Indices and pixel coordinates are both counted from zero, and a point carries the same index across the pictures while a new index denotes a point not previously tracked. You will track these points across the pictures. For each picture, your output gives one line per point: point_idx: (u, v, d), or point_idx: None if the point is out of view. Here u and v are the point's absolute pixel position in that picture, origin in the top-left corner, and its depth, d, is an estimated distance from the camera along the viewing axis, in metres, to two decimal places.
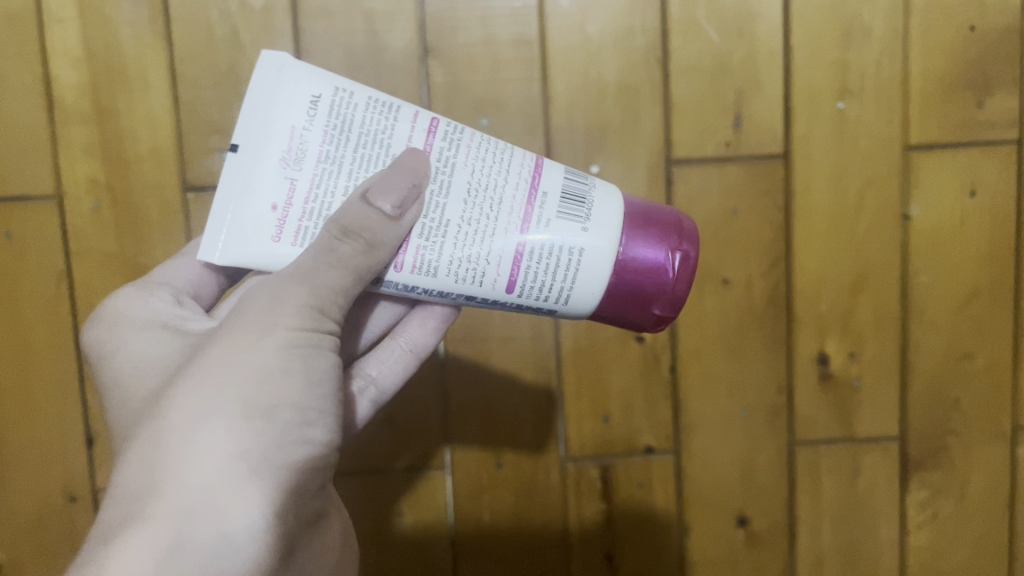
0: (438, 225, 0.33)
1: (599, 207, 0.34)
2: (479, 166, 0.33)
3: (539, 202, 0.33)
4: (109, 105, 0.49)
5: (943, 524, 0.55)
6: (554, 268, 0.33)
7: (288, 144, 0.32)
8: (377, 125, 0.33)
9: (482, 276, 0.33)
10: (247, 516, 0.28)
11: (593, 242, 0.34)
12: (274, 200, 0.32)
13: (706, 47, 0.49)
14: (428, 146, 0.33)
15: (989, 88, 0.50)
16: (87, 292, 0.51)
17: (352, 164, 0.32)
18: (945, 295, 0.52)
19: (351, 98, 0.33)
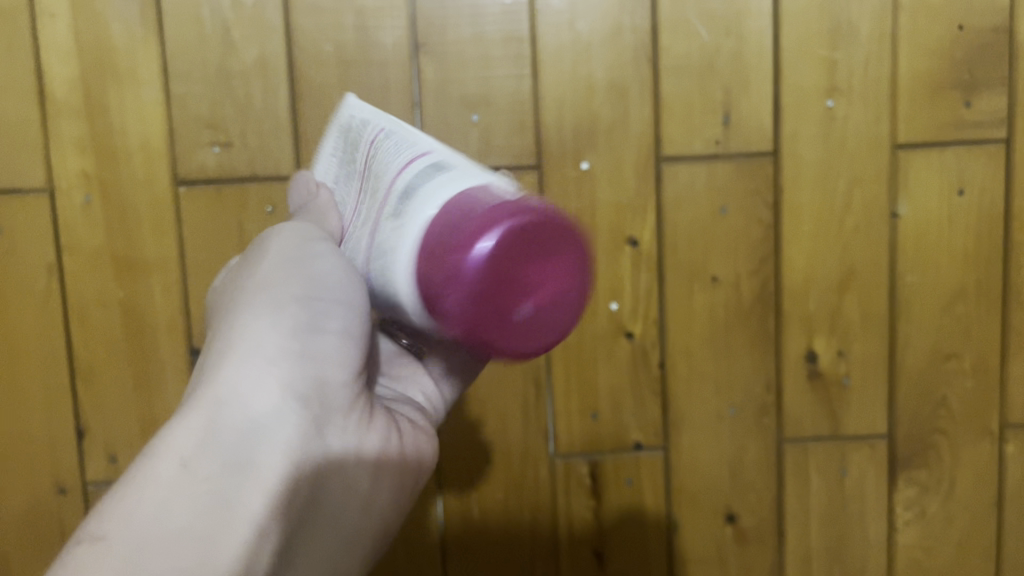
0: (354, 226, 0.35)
1: (431, 187, 0.29)
2: (378, 162, 0.34)
3: (389, 197, 0.31)
4: (100, 99, 0.49)
5: (930, 522, 0.55)
6: (377, 261, 0.31)
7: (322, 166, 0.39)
8: (356, 137, 0.37)
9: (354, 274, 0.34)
10: (265, 402, 0.31)
11: (404, 234, 0.29)
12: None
13: (695, 46, 0.50)
14: (369, 150, 0.35)
15: (977, 87, 0.51)
16: (78, 286, 0.51)
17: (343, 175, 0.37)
18: (933, 293, 0.52)
19: (354, 116, 0.38)
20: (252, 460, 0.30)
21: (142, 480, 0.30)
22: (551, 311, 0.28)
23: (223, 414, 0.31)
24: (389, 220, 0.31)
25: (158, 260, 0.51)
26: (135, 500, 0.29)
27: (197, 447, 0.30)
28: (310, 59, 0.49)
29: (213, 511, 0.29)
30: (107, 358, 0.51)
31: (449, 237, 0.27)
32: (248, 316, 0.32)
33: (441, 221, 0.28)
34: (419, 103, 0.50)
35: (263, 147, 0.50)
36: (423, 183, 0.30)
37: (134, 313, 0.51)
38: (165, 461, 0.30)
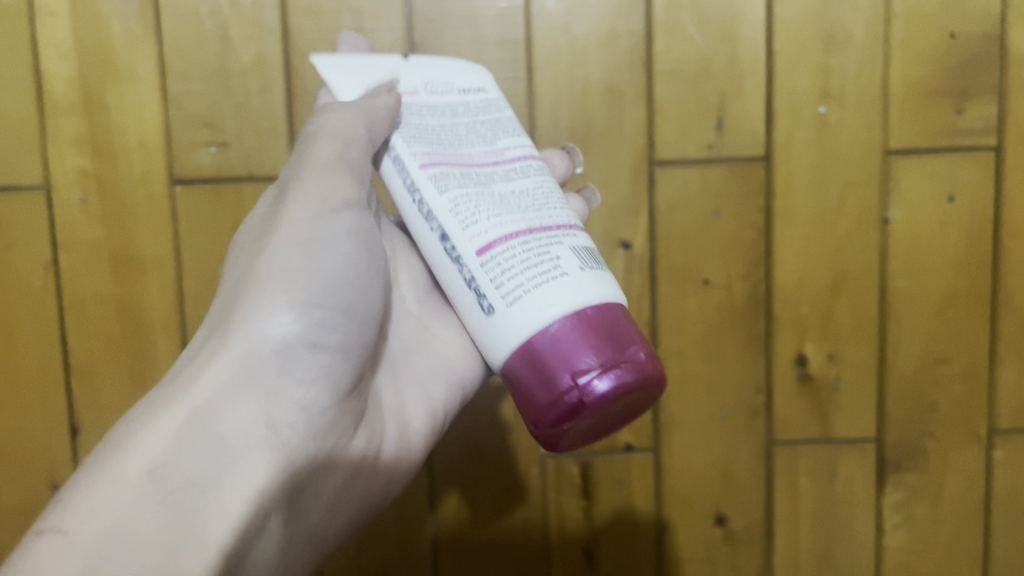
0: (482, 180, 0.35)
1: (603, 274, 0.34)
2: (541, 189, 0.36)
3: (563, 232, 0.34)
4: (98, 97, 0.50)
5: (918, 526, 0.55)
6: (530, 261, 0.33)
7: (437, 83, 0.38)
8: (504, 126, 0.38)
9: (470, 221, 0.34)
10: (235, 421, 0.33)
11: (576, 282, 0.32)
12: (394, 85, 0.37)
13: (690, 50, 0.50)
14: (518, 157, 0.37)
15: (969, 95, 0.51)
16: (74, 283, 0.51)
17: (466, 123, 0.37)
18: (923, 298, 0.53)
19: (504, 110, 0.39)
20: (217, 477, 0.32)
21: (114, 477, 0.31)
22: (605, 428, 0.34)
23: (197, 424, 0.32)
24: (563, 251, 0.33)
25: (154, 258, 0.51)
26: (99, 497, 0.30)
27: (176, 451, 0.32)
28: (308, 60, 0.50)
29: (176, 525, 0.30)
30: (104, 355, 0.52)
31: (623, 338, 0.32)
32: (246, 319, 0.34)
33: (592, 324, 0.32)
34: None
35: (260, 147, 0.50)
36: (602, 268, 0.34)
37: (130, 311, 0.51)
38: (136, 460, 0.31)
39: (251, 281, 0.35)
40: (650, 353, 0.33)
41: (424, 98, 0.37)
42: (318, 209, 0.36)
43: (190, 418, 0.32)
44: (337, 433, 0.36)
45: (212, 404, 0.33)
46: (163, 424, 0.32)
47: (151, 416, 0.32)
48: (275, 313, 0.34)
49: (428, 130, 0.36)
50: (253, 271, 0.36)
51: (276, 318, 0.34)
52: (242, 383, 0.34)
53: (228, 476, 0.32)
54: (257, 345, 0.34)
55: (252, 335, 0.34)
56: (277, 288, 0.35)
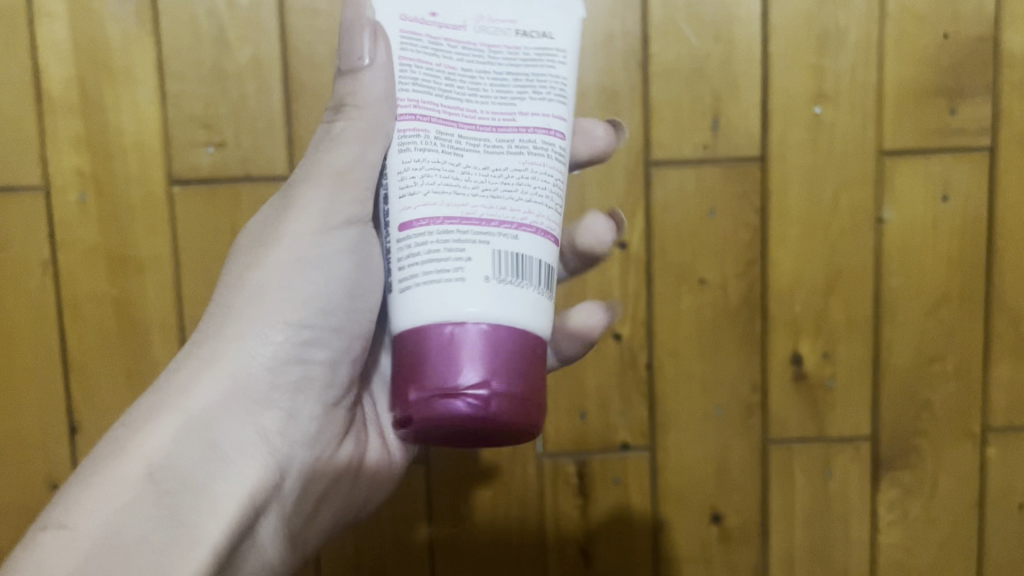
0: (454, 150, 0.31)
1: (522, 296, 0.31)
2: (527, 175, 0.32)
3: (509, 230, 0.31)
4: (96, 98, 0.50)
5: (912, 524, 0.55)
6: (439, 253, 0.31)
7: (493, 17, 0.32)
8: (540, 87, 0.33)
9: (406, 191, 0.32)
10: (229, 430, 0.33)
11: (471, 292, 0.30)
12: (439, 15, 0.32)
13: (685, 51, 0.50)
14: (529, 129, 0.32)
15: (962, 95, 0.51)
16: (72, 283, 0.51)
17: (490, 77, 0.32)
18: (917, 297, 0.53)
19: (558, 67, 0.33)
20: (213, 482, 0.32)
21: (113, 479, 0.31)
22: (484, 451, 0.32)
23: (194, 430, 0.32)
24: (485, 256, 0.30)
25: (152, 259, 0.51)
26: (99, 499, 0.30)
27: (168, 456, 0.31)
28: (305, 61, 0.50)
29: (173, 528, 0.30)
30: (102, 355, 0.52)
31: (488, 371, 0.29)
32: (236, 332, 0.34)
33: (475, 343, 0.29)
34: None
35: (257, 147, 0.51)
36: (526, 286, 0.31)
37: (128, 311, 0.52)
38: (135, 462, 0.31)
39: (249, 292, 0.35)
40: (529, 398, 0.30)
41: (471, 34, 0.32)
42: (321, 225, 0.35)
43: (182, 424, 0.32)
44: (320, 446, 0.37)
45: (205, 413, 0.33)
46: (158, 428, 0.32)
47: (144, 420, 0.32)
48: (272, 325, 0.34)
49: (443, 73, 0.32)
50: (246, 284, 0.35)
51: (274, 329, 0.34)
52: (235, 395, 0.34)
53: (221, 482, 0.32)
54: (250, 357, 0.34)
55: (247, 347, 0.34)
56: (274, 303, 0.35)
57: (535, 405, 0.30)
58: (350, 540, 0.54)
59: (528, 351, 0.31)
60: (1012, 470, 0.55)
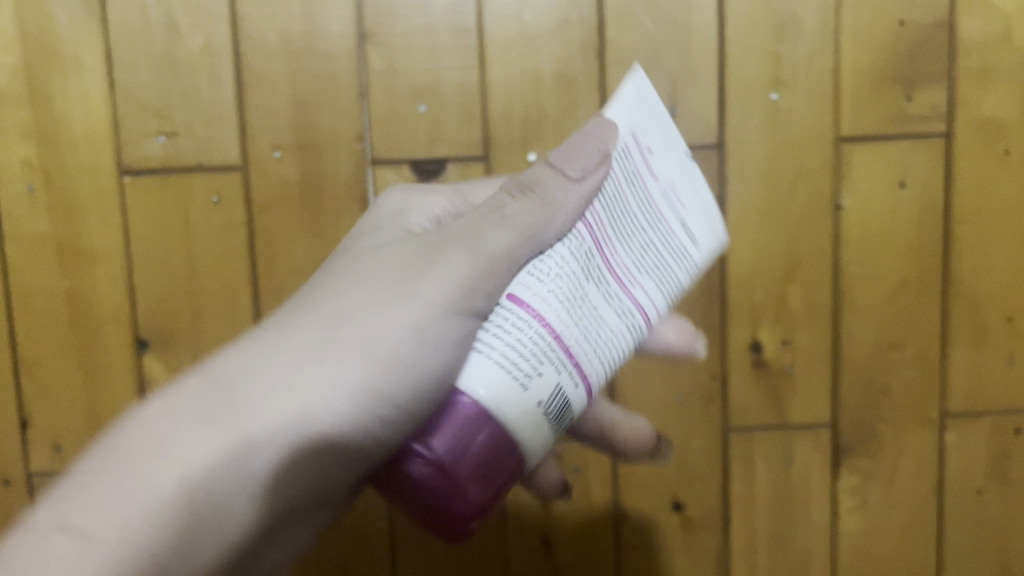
0: (582, 280, 0.33)
1: (543, 437, 0.31)
2: (606, 346, 0.33)
3: (576, 376, 0.31)
4: (43, 87, 0.49)
5: (872, 510, 0.56)
6: (523, 350, 0.30)
7: (675, 197, 0.36)
8: (672, 281, 0.35)
9: (535, 270, 0.33)
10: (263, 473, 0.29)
11: (519, 402, 0.30)
12: (653, 161, 0.36)
13: (642, 38, 0.50)
14: (632, 297, 0.34)
15: (918, 82, 0.52)
16: (21, 275, 0.51)
17: (640, 240, 0.35)
18: (875, 284, 0.53)
19: (686, 272, 0.36)
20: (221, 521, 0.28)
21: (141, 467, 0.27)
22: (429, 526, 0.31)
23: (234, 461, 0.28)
24: (550, 382, 0.30)
25: (103, 250, 0.51)
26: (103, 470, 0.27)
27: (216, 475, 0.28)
28: (258, 49, 0.49)
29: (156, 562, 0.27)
30: (52, 348, 0.51)
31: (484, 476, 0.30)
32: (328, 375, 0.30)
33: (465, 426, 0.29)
34: (367, 92, 0.50)
35: (210, 136, 0.50)
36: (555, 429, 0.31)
37: (79, 303, 0.51)
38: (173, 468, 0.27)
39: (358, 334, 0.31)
40: (469, 515, 0.30)
41: (656, 190, 0.35)
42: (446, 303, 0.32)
43: (235, 445, 0.28)
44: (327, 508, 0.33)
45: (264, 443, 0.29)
46: (201, 435, 0.28)
47: (194, 419, 0.28)
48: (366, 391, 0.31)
49: (621, 208, 0.35)
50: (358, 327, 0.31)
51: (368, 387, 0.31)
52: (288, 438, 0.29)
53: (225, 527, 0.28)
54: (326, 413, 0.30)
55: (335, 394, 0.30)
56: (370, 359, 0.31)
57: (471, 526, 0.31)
58: None
59: (502, 482, 0.30)
60: (970, 455, 0.55)
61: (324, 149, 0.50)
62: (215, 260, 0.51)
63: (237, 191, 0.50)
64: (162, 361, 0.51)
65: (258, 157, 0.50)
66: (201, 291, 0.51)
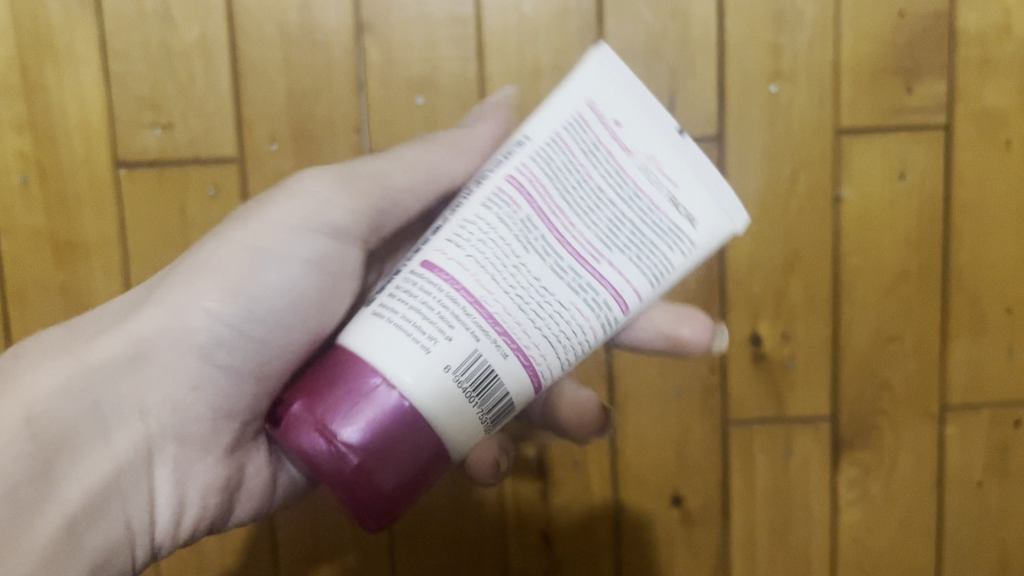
0: (516, 247, 0.28)
1: (461, 407, 0.29)
2: (542, 321, 0.28)
3: (502, 348, 0.28)
4: (37, 77, 0.49)
5: (872, 502, 0.55)
6: (432, 311, 0.28)
7: (655, 171, 0.28)
8: (653, 263, 0.29)
9: (454, 233, 0.29)
10: (119, 400, 0.31)
11: (425, 369, 0.28)
12: (622, 133, 0.29)
13: (641, 29, 0.50)
14: (585, 272, 0.28)
15: (918, 73, 0.51)
16: (16, 269, 0.50)
17: (603, 213, 0.28)
18: (875, 276, 0.53)
19: (677, 258, 0.29)
20: (81, 446, 0.30)
21: None
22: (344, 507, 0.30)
23: (83, 387, 0.30)
24: (463, 346, 0.28)
25: (99, 244, 0.50)
26: None
27: (49, 402, 0.29)
28: (254, 40, 0.49)
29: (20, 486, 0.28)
30: None
31: (397, 458, 0.28)
32: (170, 300, 0.32)
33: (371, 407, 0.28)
34: (364, 84, 0.49)
35: (206, 128, 0.49)
36: (473, 404, 0.29)
37: (74, 296, 0.50)
38: (17, 401, 0.29)
39: (195, 262, 0.33)
40: (380, 493, 0.28)
41: (631, 164, 0.28)
42: (293, 221, 0.33)
43: (75, 374, 0.30)
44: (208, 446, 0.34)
45: (99, 372, 0.31)
46: (48, 372, 0.30)
47: (38, 358, 0.30)
48: (206, 313, 0.32)
49: (578, 180, 0.29)
50: (199, 254, 0.33)
51: (208, 311, 0.32)
52: (136, 364, 0.31)
53: (86, 452, 0.30)
54: (172, 332, 0.32)
55: (175, 321, 0.32)
56: (212, 283, 0.32)
57: (392, 509, 0.29)
58: (307, 530, 0.53)
59: (421, 461, 0.29)
60: (970, 448, 0.55)
61: (321, 141, 0.50)
62: None
63: (234, 185, 0.50)
64: None
65: (254, 150, 0.50)
66: None
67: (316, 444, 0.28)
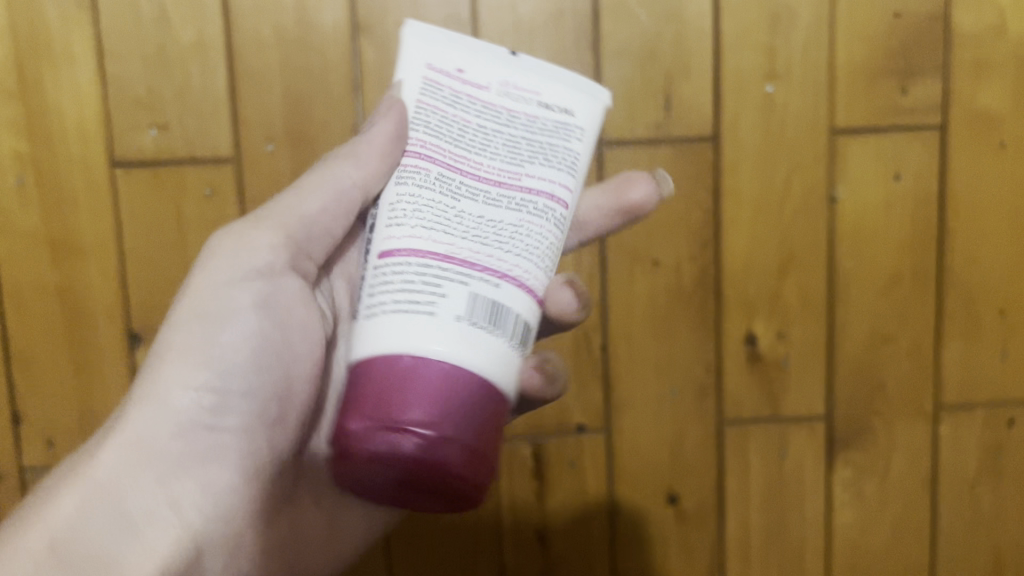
0: (451, 200, 0.30)
1: (495, 348, 0.29)
2: (511, 240, 0.30)
3: (492, 281, 0.29)
4: (33, 78, 0.49)
5: (866, 502, 0.56)
6: (414, 286, 0.29)
7: (518, 85, 0.31)
8: (560, 154, 0.32)
9: (394, 223, 0.31)
10: (141, 502, 0.30)
11: (441, 328, 0.28)
12: (469, 74, 0.31)
13: (637, 30, 0.50)
14: (523, 189, 0.31)
15: (912, 74, 0.51)
16: (11, 269, 0.50)
17: (506, 138, 0.31)
18: (870, 277, 0.53)
19: (576, 143, 0.32)
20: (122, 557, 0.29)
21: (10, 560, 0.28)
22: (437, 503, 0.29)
23: (100, 499, 0.30)
24: (460, 295, 0.29)
25: (95, 244, 0.50)
26: None
27: (74, 528, 0.29)
28: (250, 40, 0.49)
29: None
30: (44, 342, 0.51)
31: (471, 419, 0.28)
32: (145, 393, 0.32)
33: (426, 381, 0.28)
34: (360, 84, 0.49)
35: (202, 129, 0.49)
36: (500, 335, 0.29)
37: (70, 297, 0.51)
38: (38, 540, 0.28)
39: (155, 353, 0.33)
40: (472, 456, 0.28)
41: (492, 96, 0.31)
42: (228, 278, 0.33)
43: (87, 493, 0.30)
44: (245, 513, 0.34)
45: (111, 480, 0.30)
46: (61, 503, 0.29)
47: (47, 496, 0.30)
48: (188, 389, 0.32)
49: (462, 127, 0.31)
50: (157, 344, 0.33)
51: (190, 392, 0.32)
52: (142, 464, 0.31)
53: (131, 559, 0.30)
54: (159, 423, 0.31)
55: (156, 411, 0.31)
56: (181, 365, 0.32)
57: (485, 466, 0.29)
58: None
59: (490, 410, 0.29)
60: (964, 448, 0.56)
61: (317, 141, 0.50)
62: None
63: (230, 185, 0.50)
64: None
65: (251, 150, 0.50)
66: None
67: (397, 442, 0.27)
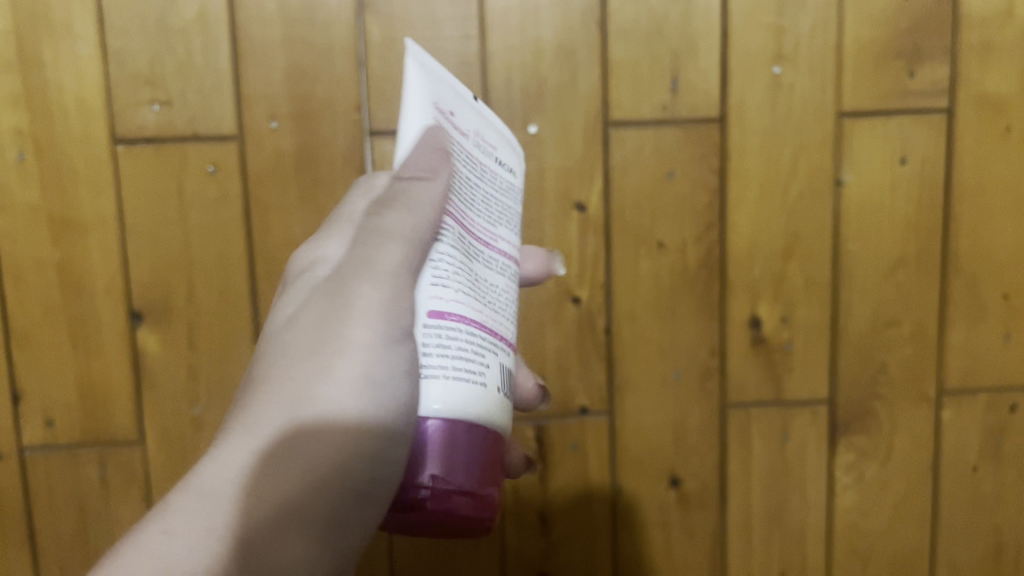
0: (467, 264, 0.31)
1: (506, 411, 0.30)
2: (505, 301, 0.33)
3: (503, 343, 0.31)
4: (33, 53, 0.48)
5: (868, 486, 0.56)
6: (464, 352, 0.29)
7: (484, 140, 0.35)
8: (509, 209, 0.35)
9: (437, 278, 0.29)
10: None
11: (489, 397, 0.29)
12: (457, 122, 0.33)
13: (645, 10, 0.50)
14: (499, 250, 0.34)
15: (921, 57, 0.51)
16: (10, 246, 0.50)
17: (483, 197, 0.33)
18: (875, 261, 0.53)
19: (514, 196, 0.36)
20: None
21: None
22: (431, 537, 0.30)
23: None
24: (494, 365, 0.30)
25: (95, 222, 0.50)
26: None
27: None
28: (253, 17, 0.48)
29: None
30: (44, 320, 0.50)
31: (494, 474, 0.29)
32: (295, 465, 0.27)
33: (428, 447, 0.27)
34: (365, 61, 0.49)
35: (204, 106, 0.49)
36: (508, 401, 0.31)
37: (70, 275, 0.50)
38: None
39: (308, 411, 0.27)
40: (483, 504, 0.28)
41: (473, 148, 0.33)
42: (388, 334, 0.28)
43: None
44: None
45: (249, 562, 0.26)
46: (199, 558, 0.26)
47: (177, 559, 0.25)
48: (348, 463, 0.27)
49: (462, 181, 0.32)
50: (308, 401, 0.28)
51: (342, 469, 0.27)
52: (282, 546, 0.27)
53: None
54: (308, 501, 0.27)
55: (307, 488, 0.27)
56: (337, 437, 0.27)
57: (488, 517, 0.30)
58: None
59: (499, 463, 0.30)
60: (966, 432, 0.56)
61: (320, 119, 0.49)
62: (209, 231, 0.50)
63: (233, 162, 0.50)
64: (157, 334, 0.51)
65: (253, 128, 0.49)
66: (196, 264, 0.50)
67: (451, 503, 0.27)
